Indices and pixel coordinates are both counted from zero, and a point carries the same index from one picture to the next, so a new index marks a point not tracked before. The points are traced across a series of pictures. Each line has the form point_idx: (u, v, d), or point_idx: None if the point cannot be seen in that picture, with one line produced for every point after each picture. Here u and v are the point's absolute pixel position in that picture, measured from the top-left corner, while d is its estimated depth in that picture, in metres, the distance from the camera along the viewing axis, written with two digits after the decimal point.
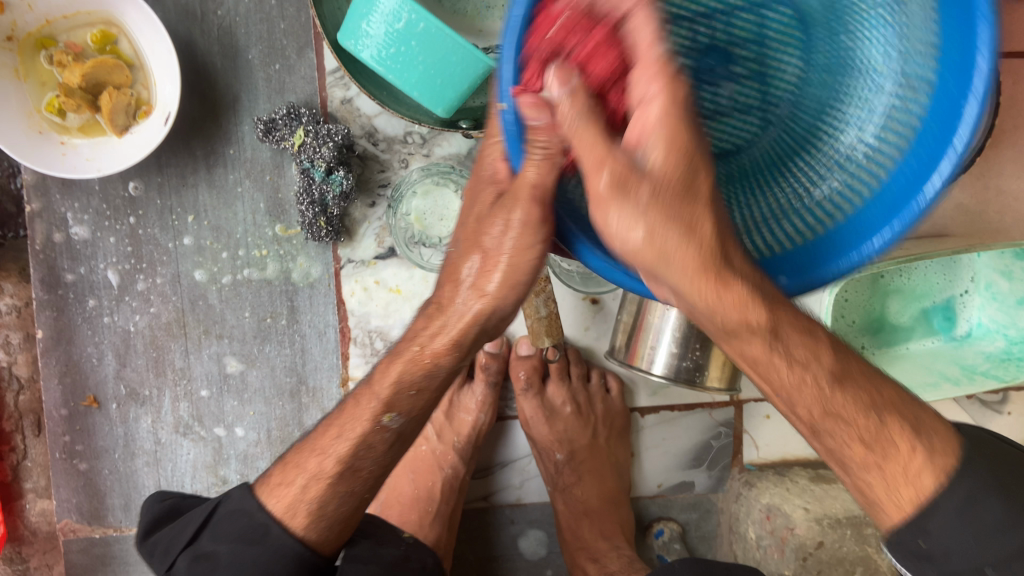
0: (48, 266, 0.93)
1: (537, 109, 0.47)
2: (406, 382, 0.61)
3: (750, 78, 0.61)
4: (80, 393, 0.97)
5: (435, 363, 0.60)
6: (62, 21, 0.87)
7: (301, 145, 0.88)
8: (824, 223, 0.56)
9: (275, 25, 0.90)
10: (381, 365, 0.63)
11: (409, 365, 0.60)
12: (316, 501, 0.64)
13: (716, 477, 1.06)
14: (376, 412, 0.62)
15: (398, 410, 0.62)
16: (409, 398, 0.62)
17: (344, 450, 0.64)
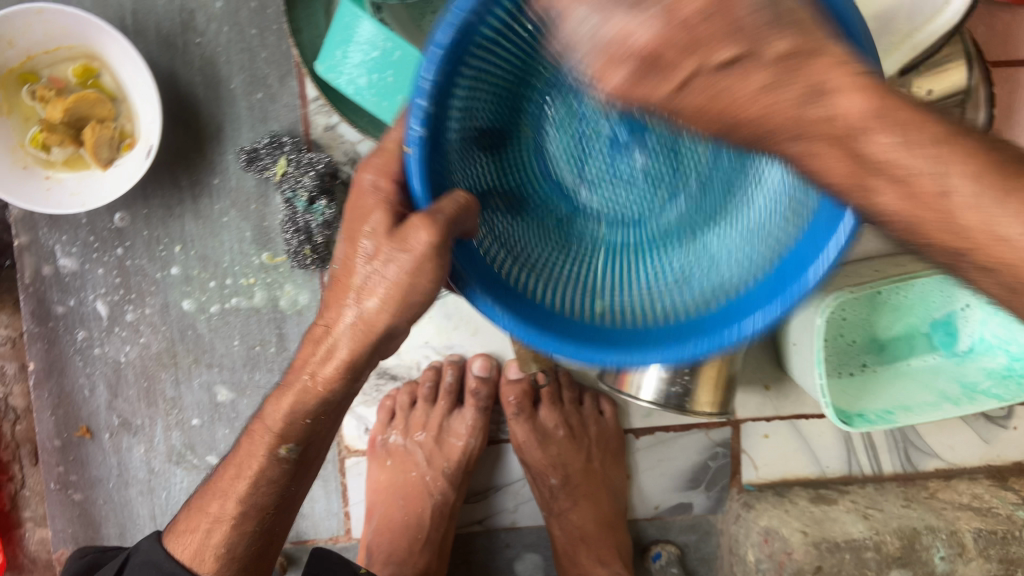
0: (38, 299, 0.94)
1: None
2: (297, 411, 0.60)
3: (659, 154, 0.68)
4: (73, 424, 0.97)
5: (326, 390, 0.58)
6: (44, 56, 0.87)
7: (283, 174, 0.89)
8: (643, 308, 0.63)
9: (256, 54, 0.91)
10: (271, 398, 0.63)
11: (298, 394, 0.59)
12: (221, 544, 0.68)
13: (714, 498, 1.04)
14: (270, 444, 0.63)
15: (292, 442, 0.63)
16: (301, 426, 0.62)
17: (244, 486, 0.66)
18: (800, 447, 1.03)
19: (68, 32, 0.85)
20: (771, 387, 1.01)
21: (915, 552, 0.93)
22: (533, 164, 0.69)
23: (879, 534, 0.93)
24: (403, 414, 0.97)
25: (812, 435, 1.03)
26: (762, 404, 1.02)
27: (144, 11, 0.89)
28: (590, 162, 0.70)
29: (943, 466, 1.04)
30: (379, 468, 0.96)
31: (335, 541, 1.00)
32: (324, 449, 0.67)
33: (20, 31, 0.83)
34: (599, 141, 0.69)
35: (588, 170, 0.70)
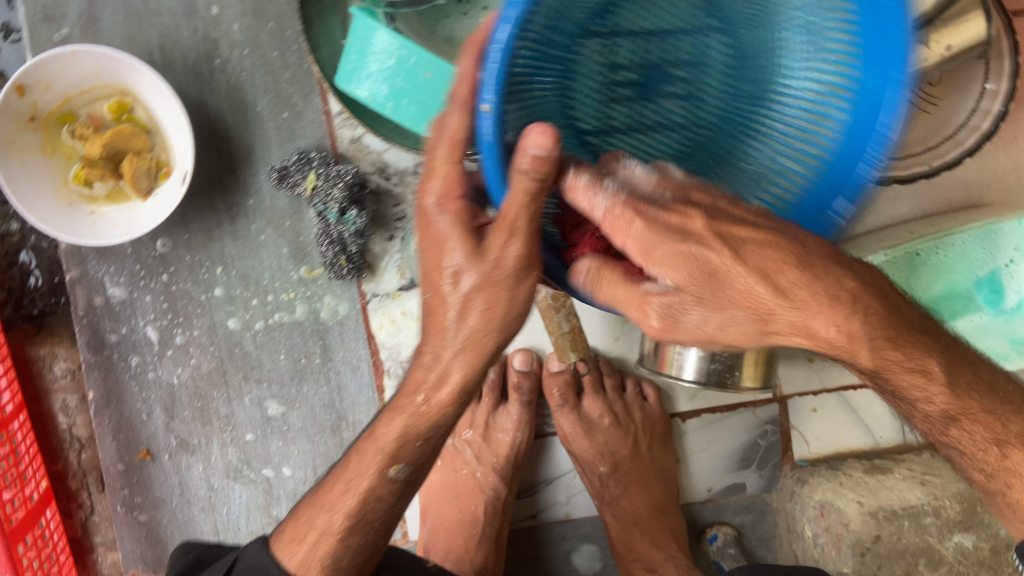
0: (92, 329, 0.97)
1: (542, 137, 0.44)
2: (412, 434, 0.61)
3: (682, 100, 0.67)
4: (133, 447, 1.01)
5: (438, 414, 0.59)
6: (80, 97, 0.91)
7: (314, 189, 0.90)
8: None
9: (279, 75, 0.94)
10: (384, 418, 0.63)
11: (415, 419, 0.60)
12: (327, 556, 0.65)
13: (767, 477, 1.04)
14: (380, 465, 0.63)
15: (402, 462, 0.63)
16: (415, 447, 0.62)
17: (351, 505, 0.65)
18: (850, 419, 1.02)
19: (100, 71, 0.88)
20: (816, 359, 1.01)
21: (976, 515, 0.91)
22: (558, 103, 0.62)
23: (938, 499, 0.91)
24: (451, 413, 1.00)
25: (862, 406, 1.02)
26: (808, 377, 1.01)
27: (170, 43, 0.92)
28: (617, 106, 0.66)
29: None
30: (430, 468, 0.99)
31: (394, 545, 1.01)
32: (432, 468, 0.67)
33: (57, 74, 0.87)
34: (624, 82, 0.66)
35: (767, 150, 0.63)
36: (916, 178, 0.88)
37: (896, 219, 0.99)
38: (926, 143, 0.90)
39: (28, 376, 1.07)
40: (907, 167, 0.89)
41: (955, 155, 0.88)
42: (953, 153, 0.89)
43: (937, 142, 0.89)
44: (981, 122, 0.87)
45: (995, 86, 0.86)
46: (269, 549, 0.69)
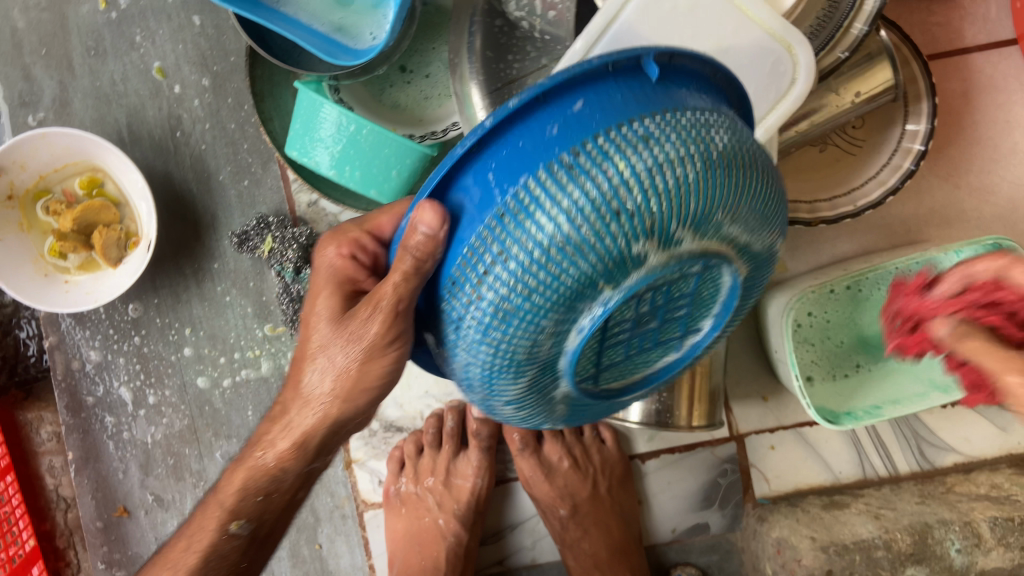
0: (70, 392, 1.02)
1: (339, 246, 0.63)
2: (251, 488, 0.65)
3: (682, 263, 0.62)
4: (111, 505, 1.05)
5: (279, 469, 0.64)
6: (53, 174, 0.97)
7: (270, 250, 0.96)
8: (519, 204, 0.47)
9: (239, 146, 1.00)
10: (228, 473, 0.67)
11: (253, 473, 0.65)
12: None
13: (730, 516, 1.05)
14: (221, 520, 0.67)
15: (242, 518, 0.67)
16: (257, 503, 0.66)
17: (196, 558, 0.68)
18: (809, 455, 1.04)
19: (70, 150, 0.95)
20: (770, 398, 1.03)
21: (928, 547, 0.91)
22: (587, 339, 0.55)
23: (888, 533, 0.92)
24: (412, 462, 1.01)
25: (819, 442, 1.03)
26: (764, 416, 1.03)
27: (137, 122, 0.99)
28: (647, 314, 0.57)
29: (962, 459, 1.03)
30: (395, 517, 1.01)
31: None
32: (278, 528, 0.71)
33: (30, 155, 0.94)
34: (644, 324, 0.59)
35: (542, 305, 0.50)
36: (843, 219, 0.89)
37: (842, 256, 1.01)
38: (850, 186, 0.92)
39: (17, 440, 1.13)
40: (832, 208, 0.90)
41: (880, 192, 0.89)
42: (877, 192, 0.90)
43: (863, 182, 0.92)
44: (902, 161, 0.89)
45: (915, 127, 0.89)
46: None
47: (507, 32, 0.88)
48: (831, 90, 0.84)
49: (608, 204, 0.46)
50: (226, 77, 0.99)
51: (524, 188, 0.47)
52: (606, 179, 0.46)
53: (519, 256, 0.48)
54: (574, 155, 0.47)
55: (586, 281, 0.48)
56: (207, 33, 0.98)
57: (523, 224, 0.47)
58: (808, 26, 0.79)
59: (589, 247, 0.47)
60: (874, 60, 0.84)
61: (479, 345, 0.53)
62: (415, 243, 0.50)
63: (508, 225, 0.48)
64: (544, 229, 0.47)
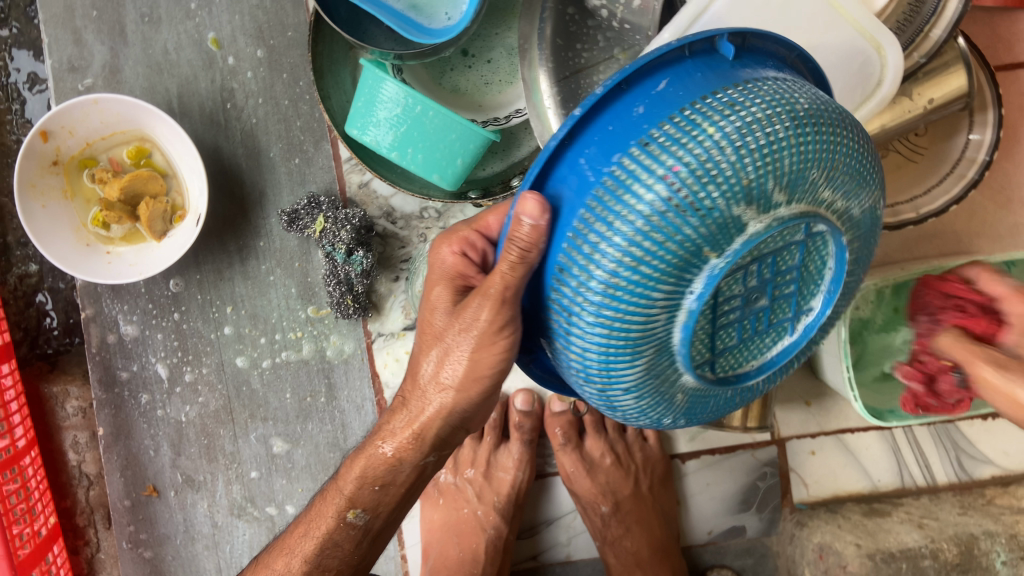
0: (104, 366, 1.00)
1: (534, 207, 0.51)
2: (370, 476, 0.68)
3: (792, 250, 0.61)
4: (140, 483, 1.02)
5: (397, 458, 0.67)
6: (101, 142, 0.95)
7: (322, 231, 0.93)
8: (622, 178, 0.49)
9: (292, 123, 0.98)
10: (348, 462, 0.71)
11: (372, 461, 0.68)
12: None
13: (767, 520, 1.04)
14: (340, 508, 0.70)
15: (360, 506, 0.70)
16: (373, 492, 0.69)
17: (311, 547, 0.71)
18: (848, 462, 1.03)
19: (121, 118, 0.93)
20: (813, 403, 1.02)
21: (975, 558, 0.92)
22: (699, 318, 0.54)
23: (936, 542, 0.92)
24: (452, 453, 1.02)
25: (859, 449, 1.03)
26: (806, 421, 1.02)
27: (189, 93, 0.97)
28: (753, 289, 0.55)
29: (1000, 472, 1.03)
30: (432, 507, 1.00)
31: None
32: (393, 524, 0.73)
33: (80, 121, 0.91)
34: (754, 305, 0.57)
35: (653, 274, 0.49)
36: (907, 225, 0.88)
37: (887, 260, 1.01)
38: (912, 194, 0.93)
39: (41, 414, 1.10)
40: (894, 215, 0.90)
41: (942, 201, 0.90)
42: (941, 200, 0.90)
43: (924, 191, 0.92)
44: (967, 171, 0.90)
45: (981, 137, 0.90)
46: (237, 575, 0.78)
47: (578, 21, 0.87)
48: (905, 94, 0.84)
49: (703, 165, 0.47)
50: (282, 52, 0.97)
51: (625, 163, 0.49)
52: (698, 143, 0.48)
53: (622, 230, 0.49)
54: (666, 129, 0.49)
55: (698, 249, 0.49)
56: (265, 6, 0.96)
57: (623, 197, 0.49)
58: (896, 21, 0.79)
59: (692, 210, 0.48)
60: (949, 68, 0.84)
61: (593, 330, 0.52)
62: (522, 234, 0.51)
63: (611, 203, 0.49)
64: (642, 198, 0.48)
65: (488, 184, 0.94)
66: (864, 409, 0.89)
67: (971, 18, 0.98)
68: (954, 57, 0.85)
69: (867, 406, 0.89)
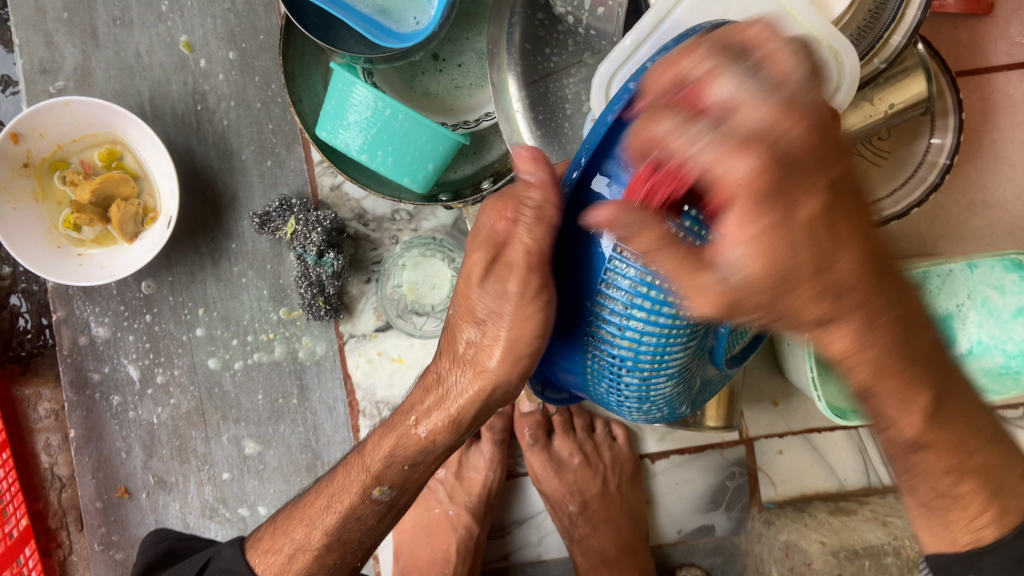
0: (76, 368, 1.00)
1: (529, 162, 0.52)
2: (400, 455, 0.66)
3: None
4: (112, 485, 1.02)
5: (431, 439, 0.65)
6: (72, 145, 0.95)
7: (293, 233, 0.93)
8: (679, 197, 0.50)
9: (264, 126, 0.98)
10: (375, 438, 0.69)
11: (404, 439, 0.66)
12: (302, 572, 0.69)
13: (736, 518, 1.05)
14: (366, 484, 0.67)
15: (386, 484, 0.67)
16: (401, 470, 0.67)
17: (332, 521, 0.68)
18: (815, 461, 1.04)
19: (92, 121, 0.93)
20: (780, 403, 1.04)
21: None
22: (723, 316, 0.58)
23: (898, 539, 0.93)
24: None
25: (826, 448, 1.04)
26: (773, 421, 1.04)
27: (161, 95, 0.97)
28: None
29: None
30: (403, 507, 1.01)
31: None
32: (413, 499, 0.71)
33: (50, 123, 0.91)
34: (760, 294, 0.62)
35: None
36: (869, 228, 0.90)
37: None
38: (876, 196, 0.94)
39: (13, 416, 1.10)
40: None
41: (904, 205, 0.91)
42: (902, 204, 0.91)
43: (887, 194, 0.94)
44: (928, 175, 0.92)
45: (942, 141, 0.92)
46: (246, 560, 0.73)
47: (548, 26, 0.87)
48: (865, 99, 0.86)
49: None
50: (254, 55, 0.97)
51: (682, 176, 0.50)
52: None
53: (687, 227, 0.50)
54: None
55: None
56: (237, 10, 0.97)
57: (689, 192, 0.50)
58: (855, 28, 0.81)
59: None
60: (910, 73, 0.86)
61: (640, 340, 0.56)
62: (532, 194, 0.52)
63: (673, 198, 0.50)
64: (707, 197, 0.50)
65: (459, 187, 0.95)
66: (827, 409, 0.89)
67: (933, 25, 1.00)
68: (914, 61, 0.86)
69: (831, 407, 0.89)
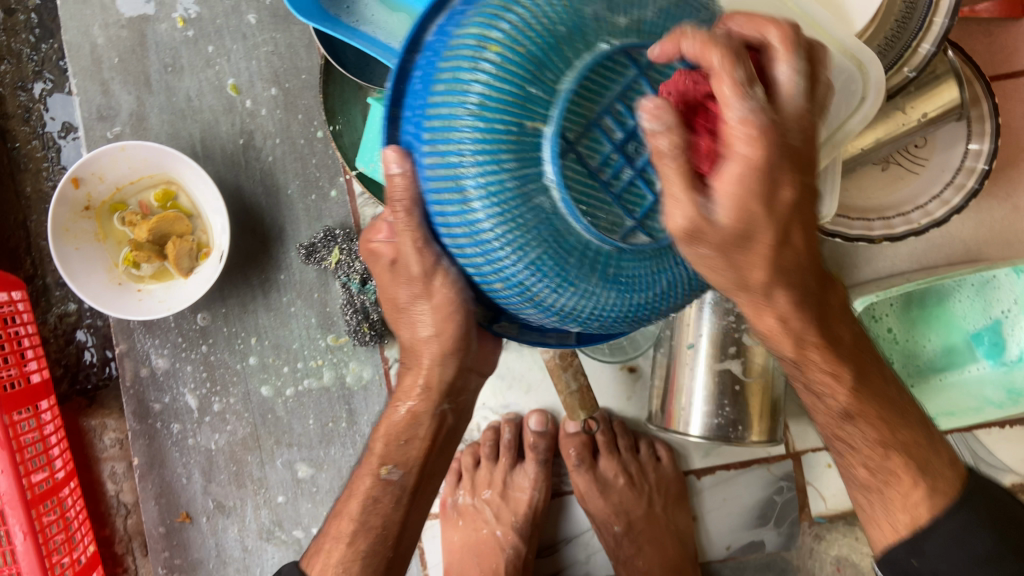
0: (138, 399, 1.05)
1: (397, 155, 0.50)
2: (394, 433, 0.67)
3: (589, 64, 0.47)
4: (174, 510, 1.06)
5: (412, 414, 0.66)
6: (130, 187, 1.01)
7: (337, 262, 1.00)
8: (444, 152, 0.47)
9: (308, 161, 1.03)
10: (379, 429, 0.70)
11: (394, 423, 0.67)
12: (340, 562, 0.70)
13: (786, 534, 1.04)
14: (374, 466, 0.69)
15: (392, 462, 0.68)
16: (400, 447, 0.68)
17: (357, 506, 0.70)
18: None
19: (148, 163, 0.98)
20: None
21: None
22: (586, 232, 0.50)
23: None
24: (470, 474, 1.04)
25: None
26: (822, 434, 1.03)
27: (211, 137, 1.03)
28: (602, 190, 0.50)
29: (1019, 480, 1.03)
30: (452, 529, 1.02)
31: None
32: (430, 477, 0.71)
33: (109, 167, 0.97)
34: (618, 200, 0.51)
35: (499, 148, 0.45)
36: (906, 236, 0.90)
37: (885, 272, 1.02)
38: (914, 204, 0.94)
39: (81, 446, 1.15)
40: (896, 225, 0.91)
41: (943, 212, 0.90)
42: (941, 211, 0.91)
43: (924, 201, 0.93)
44: (966, 180, 0.90)
45: (979, 146, 0.90)
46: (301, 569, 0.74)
47: None
48: (897, 108, 0.86)
49: (495, 54, 0.45)
50: (297, 94, 1.02)
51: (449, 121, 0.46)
52: (476, 40, 0.46)
53: (453, 167, 0.47)
54: (445, 53, 0.48)
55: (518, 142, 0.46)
56: (279, 52, 1.02)
57: (447, 129, 0.47)
58: (878, 44, 0.80)
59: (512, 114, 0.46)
60: (941, 80, 0.86)
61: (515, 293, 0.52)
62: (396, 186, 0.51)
63: (443, 143, 0.47)
64: (464, 127, 0.46)
65: None
66: None
67: (966, 29, 1.00)
68: (944, 68, 0.86)
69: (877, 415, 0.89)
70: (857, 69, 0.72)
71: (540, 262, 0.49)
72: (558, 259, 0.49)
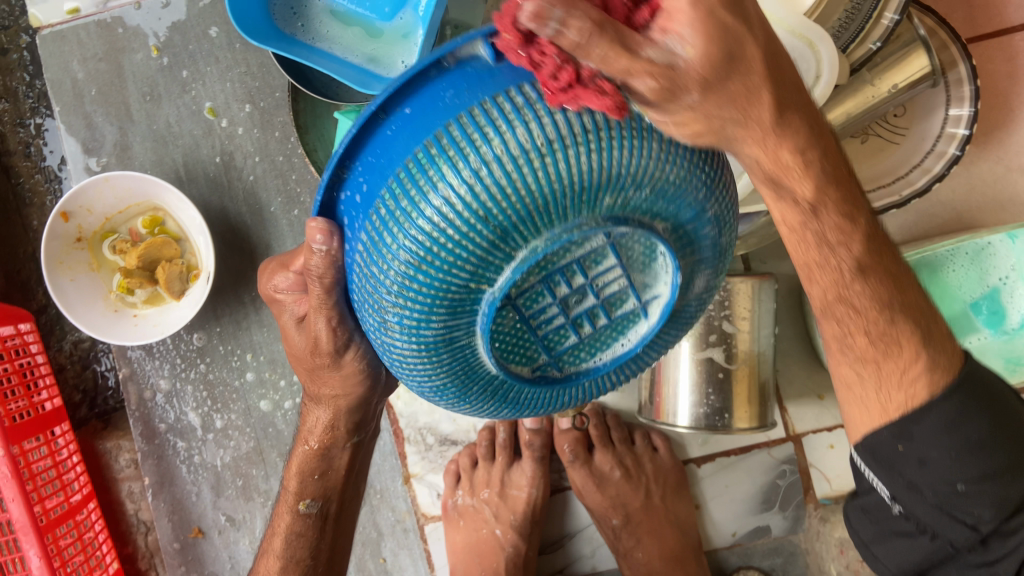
0: (144, 420, 1.07)
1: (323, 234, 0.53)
2: (306, 471, 0.78)
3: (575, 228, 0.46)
4: (186, 527, 1.09)
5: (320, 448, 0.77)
6: (119, 216, 1.03)
7: None
8: (373, 257, 0.49)
9: (288, 177, 1.04)
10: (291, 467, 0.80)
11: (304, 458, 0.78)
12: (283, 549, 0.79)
13: (792, 517, 1.03)
14: (292, 502, 0.79)
15: (309, 497, 0.79)
16: (314, 482, 0.79)
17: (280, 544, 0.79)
18: None
19: (132, 192, 1.00)
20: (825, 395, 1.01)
21: None
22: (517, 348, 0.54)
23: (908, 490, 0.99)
24: (468, 474, 1.02)
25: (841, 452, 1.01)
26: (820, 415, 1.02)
27: (193, 160, 1.04)
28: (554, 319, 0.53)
29: None
30: (454, 529, 1.02)
31: None
32: (344, 505, 0.83)
33: (96, 199, 0.99)
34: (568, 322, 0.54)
35: (426, 279, 0.47)
36: (888, 208, 0.88)
37: None
38: (895, 175, 0.91)
39: (99, 468, 1.19)
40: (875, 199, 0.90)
41: (925, 180, 0.88)
42: (922, 179, 0.88)
43: (905, 171, 0.91)
44: (947, 148, 0.88)
45: (958, 111, 0.88)
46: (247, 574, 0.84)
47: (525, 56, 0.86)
48: (865, 82, 0.84)
49: (445, 211, 0.45)
50: (273, 112, 1.04)
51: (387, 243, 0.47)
52: (441, 184, 0.45)
53: (389, 278, 0.48)
54: (404, 172, 0.46)
55: (455, 279, 0.47)
56: (253, 72, 1.03)
57: (375, 267, 0.49)
58: (834, 23, 0.78)
59: (451, 249, 0.46)
60: (909, 49, 0.83)
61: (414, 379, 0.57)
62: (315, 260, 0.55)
63: (370, 278, 0.50)
64: (389, 276, 0.48)
65: None
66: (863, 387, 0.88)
67: None
68: (912, 37, 0.84)
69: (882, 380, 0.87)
70: (807, 48, 0.70)
71: (446, 386, 0.56)
72: (465, 384, 0.55)
